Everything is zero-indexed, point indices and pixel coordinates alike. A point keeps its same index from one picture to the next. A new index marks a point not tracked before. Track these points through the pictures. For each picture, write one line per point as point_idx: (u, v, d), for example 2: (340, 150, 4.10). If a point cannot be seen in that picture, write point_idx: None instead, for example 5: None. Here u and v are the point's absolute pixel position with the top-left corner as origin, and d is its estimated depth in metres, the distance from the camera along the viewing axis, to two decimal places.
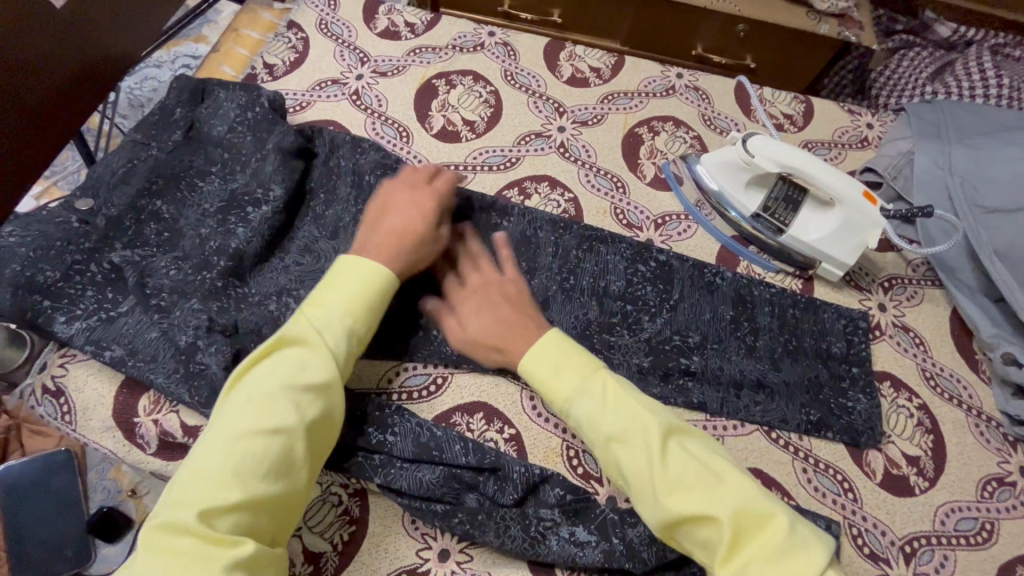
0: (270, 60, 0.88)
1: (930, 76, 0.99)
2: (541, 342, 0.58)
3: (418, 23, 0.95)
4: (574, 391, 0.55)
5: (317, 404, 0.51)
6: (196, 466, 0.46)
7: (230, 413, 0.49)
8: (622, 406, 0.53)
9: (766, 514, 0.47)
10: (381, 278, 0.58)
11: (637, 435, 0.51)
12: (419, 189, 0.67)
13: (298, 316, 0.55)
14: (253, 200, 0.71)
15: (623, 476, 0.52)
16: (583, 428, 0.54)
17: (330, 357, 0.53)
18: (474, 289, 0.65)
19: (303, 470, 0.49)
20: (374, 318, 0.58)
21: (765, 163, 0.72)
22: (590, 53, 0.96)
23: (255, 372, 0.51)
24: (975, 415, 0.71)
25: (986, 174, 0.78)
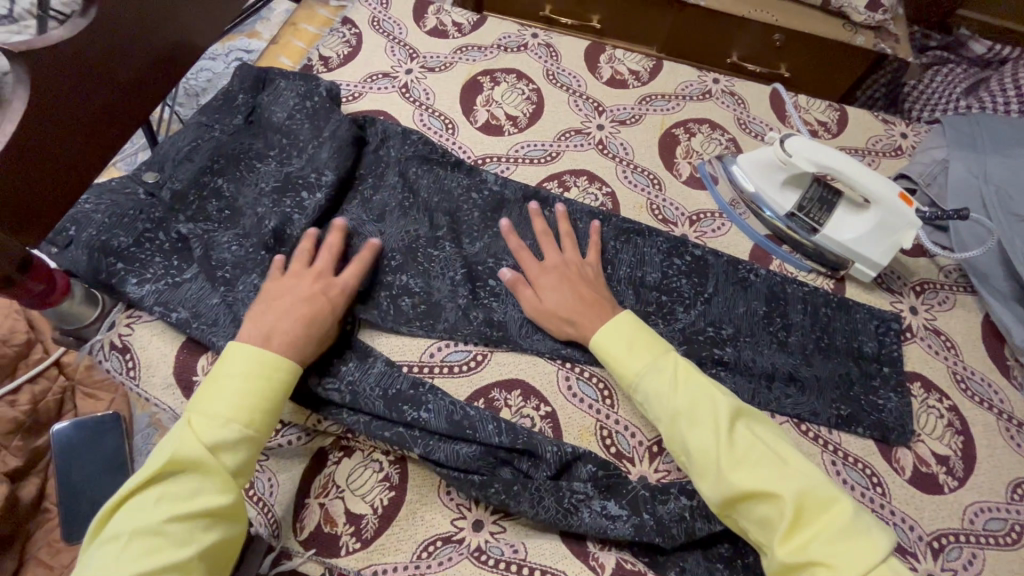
0: (326, 53, 0.93)
1: (963, 93, 1.03)
2: (614, 321, 0.65)
3: (465, 23, 1.00)
4: (646, 368, 0.61)
5: (211, 529, 0.50)
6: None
7: (109, 555, 0.47)
8: (689, 386, 0.59)
9: (827, 500, 0.51)
10: (270, 378, 0.56)
11: (705, 411, 0.57)
12: (322, 283, 0.65)
13: (181, 431, 0.53)
14: (307, 183, 0.75)
15: (687, 451, 0.57)
16: (650, 404, 0.60)
17: (222, 480, 0.51)
18: (549, 266, 0.71)
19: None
20: (268, 417, 0.56)
21: (802, 163, 0.73)
22: (629, 56, 0.99)
23: (138, 504, 0.49)
24: (1005, 419, 0.71)
25: (1021, 185, 0.79)
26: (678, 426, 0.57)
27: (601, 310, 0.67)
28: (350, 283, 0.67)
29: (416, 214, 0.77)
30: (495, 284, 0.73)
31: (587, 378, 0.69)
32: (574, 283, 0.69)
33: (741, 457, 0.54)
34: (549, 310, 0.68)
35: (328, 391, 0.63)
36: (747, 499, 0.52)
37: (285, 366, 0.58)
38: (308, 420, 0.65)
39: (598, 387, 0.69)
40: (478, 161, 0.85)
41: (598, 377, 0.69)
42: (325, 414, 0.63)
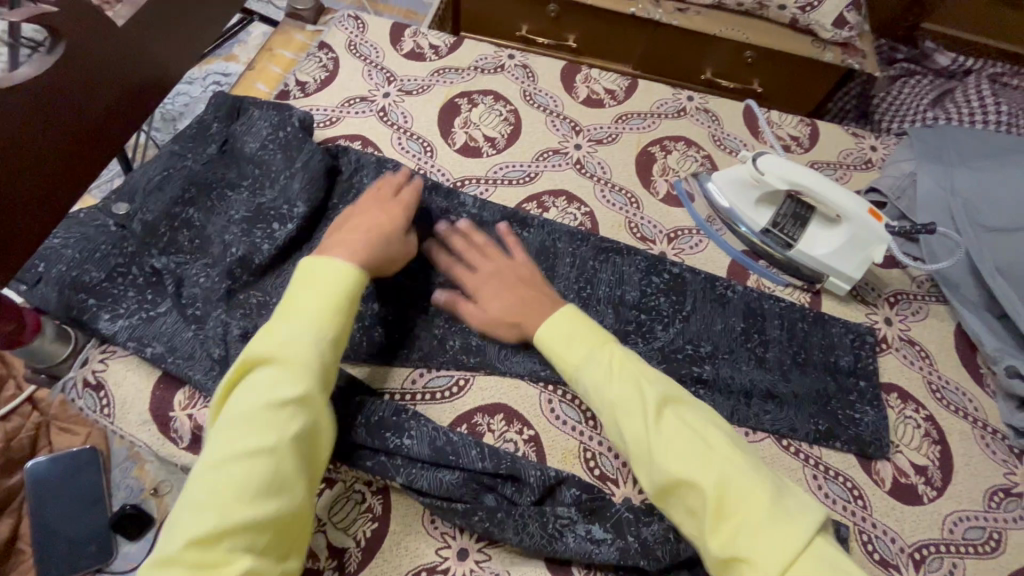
0: (302, 78, 0.93)
1: (930, 103, 1.11)
2: (556, 315, 0.65)
3: (441, 45, 1.01)
4: (582, 358, 0.62)
5: (296, 417, 0.53)
6: (187, 496, 0.49)
7: (213, 440, 0.51)
8: (622, 374, 0.59)
9: (750, 489, 0.51)
10: (341, 279, 0.60)
11: (636, 400, 0.57)
12: (386, 202, 0.70)
13: (264, 334, 0.57)
14: (279, 215, 0.74)
15: (623, 442, 0.58)
16: (589, 395, 0.61)
17: (302, 369, 0.55)
18: (486, 273, 0.71)
19: (298, 477, 0.51)
20: (343, 318, 0.60)
21: (773, 180, 0.75)
22: (605, 76, 1.00)
23: (234, 399, 0.54)
24: (980, 426, 0.72)
25: (985, 196, 0.81)
26: (612, 417, 0.58)
27: (534, 310, 0.67)
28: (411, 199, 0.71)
29: None
30: None
31: (570, 400, 0.69)
32: (514, 286, 0.70)
33: (668, 445, 0.55)
34: (489, 323, 0.69)
35: None
36: (675, 489, 0.53)
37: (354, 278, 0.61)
38: None
39: (580, 409, 0.69)
40: (457, 183, 0.85)
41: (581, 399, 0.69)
42: None
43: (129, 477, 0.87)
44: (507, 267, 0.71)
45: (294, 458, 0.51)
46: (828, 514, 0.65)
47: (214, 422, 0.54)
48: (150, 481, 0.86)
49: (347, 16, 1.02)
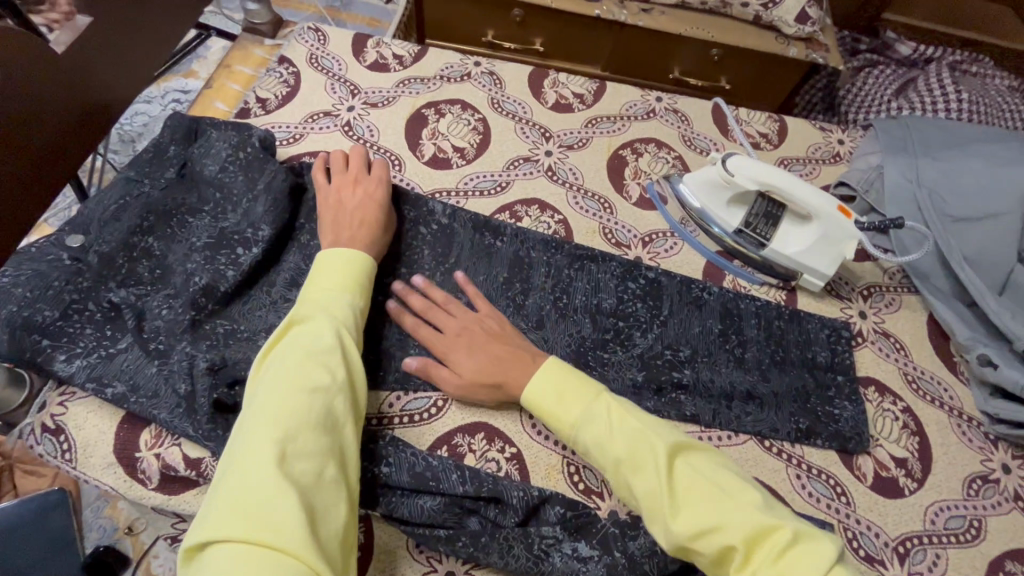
0: (263, 94, 0.91)
1: (894, 93, 1.13)
2: (540, 372, 0.63)
3: (406, 55, 0.99)
4: (581, 416, 0.60)
5: (342, 365, 0.57)
6: (246, 434, 0.50)
7: (265, 386, 0.54)
8: (624, 430, 0.58)
9: (769, 525, 0.51)
10: (363, 259, 0.67)
11: (646, 456, 0.56)
12: (362, 182, 0.75)
13: (303, 301, 0.62)
14: (243, 239, 0.72)
15: (634, 496, 0.56)
16: (593, 453, 0.59)
17: (342, 326, 0.60)
18: (455, 334, 0.68)
19: (349, 419, 0.55)
20: (368, 293, 0.66)
21: (744, 181, 0.75)
22: (573, 79, 0.99)
23: (281, 351, 0.57)
24: (956, 415, 0.73)
25: (952, 185, 0.81)
26: (622, 477, 0.57)
27: (517, 363, 0.65)
28: (381, 175, 0.77)
29: None
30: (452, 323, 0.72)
31: None
32: (484, 343, 0.67)
33: (683, 498, 0.54)
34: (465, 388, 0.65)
35: None
36: (698, 543, 0.51)
37: (364, 257, 0.67)
38: None
39: None
40: (428, 196, 0.83)
41: None
42: None
43: (101, 517, 0.85)
44: (472, 323, 0.69)
45: (346, 399, 0.56)
46: (813, 513, 0.65)
47: (257, 375, 0.56)
48: (122, 522, 0.83)
49: (306, 28, 0.99)
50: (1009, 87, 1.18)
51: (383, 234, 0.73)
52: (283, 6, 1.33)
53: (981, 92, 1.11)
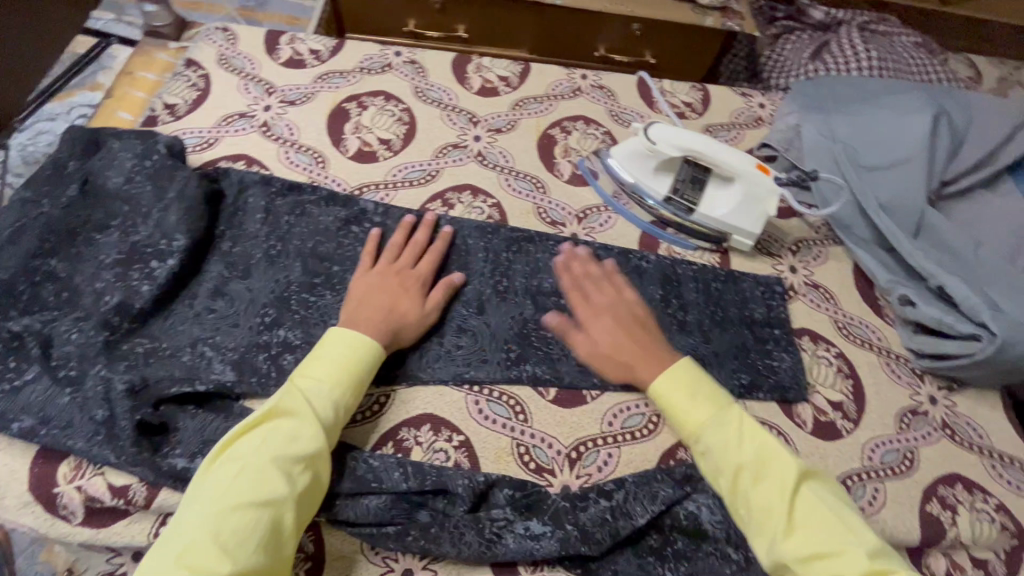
0: (170, 100, 0.86)
1: (811, 56, 1.17)
2: (674, 367, 0.65)
3: (322, 49, 0.95)
4: (710, 422, 0.61)
5: (303, 476, 0.55)
6: (181, 539, 0.50)
7: (217, 486, 0.53)
8: (754, 445, 0.59)
9: (889, 566, 0.52)
10: (367, 349, 0.63)
11: (777, 472, 0.57)
12: (398, 274, 0.70)
13: (290, 387, 0.59)
14: (157, 251, 0.68)
15: (747, 508, 0.57)
16: (712, 459, 0.60)
17: (318, 428, 0.57)
18: (599, 308, 0.71)
19: (293, 536, 0.53)
20: (360, 390, 0.62)
21: (667, 148, 0.76)
22: (497, 63, 0.98)
23: (249, 445, 0.55)
24: (885, 354, 0.77)
25: (864, 138, 0.84)
26: (742, 487, 0.57)
27: (654, 355, 0.67)
28: (421, 268, 0.72)
29: (291, 262, 0.73)
30: None
31: (499, 397, 0.68)
32: (626, 325, 0.69)
33: (802, 522, 0.55)
34: (595, 361, 0.68)
35: None
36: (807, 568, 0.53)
37: (372, 355, 0.63)
38: None
39: (509, 405, 0.67)
40: (355, 191, 0.81)
41: (508, 395, 0.68)
42: None
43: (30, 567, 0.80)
44: (620, 303, 0.71)
45: (295, 516, 0.53)
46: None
47: (216, 463, 0.55)
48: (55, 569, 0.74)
49: (214, 29, 0.95)
50: (916, 43, 1.23)
51: (407, 330, 0.67)
52: (192, 9, 1.27)
53: (888, 50, 1.16)
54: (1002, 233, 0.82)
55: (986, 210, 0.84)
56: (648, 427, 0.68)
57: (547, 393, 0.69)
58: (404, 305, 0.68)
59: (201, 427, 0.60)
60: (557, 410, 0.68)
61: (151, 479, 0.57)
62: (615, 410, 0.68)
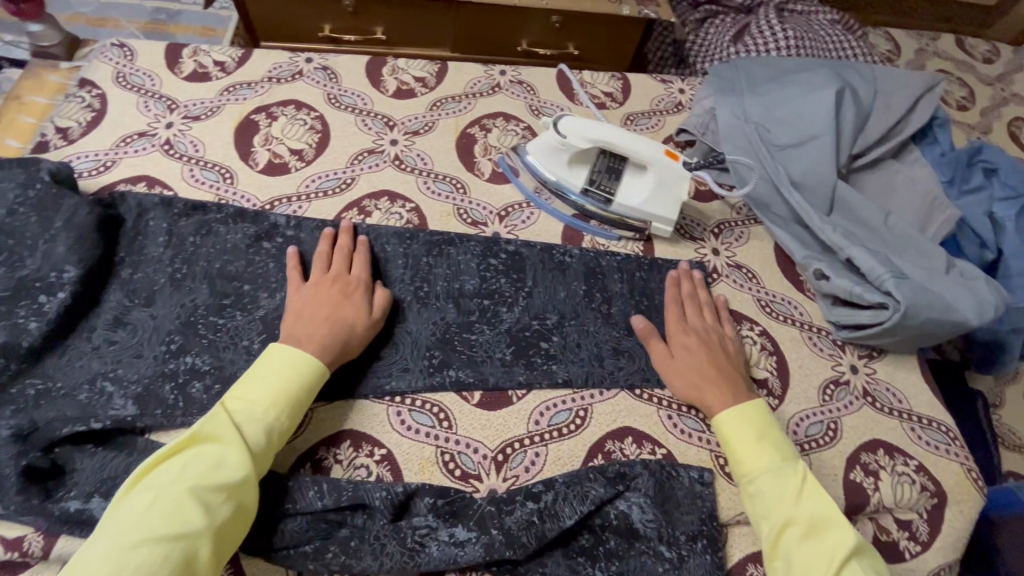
0: (63, 123, 0.82)
1: (732, 38, 1.18)
2: (746, 408, 0.65)
3: (228, 60, 0.91)
4: (767, 470, 0.61)
5: (225, 505, 0.52)
6: (81, 574, 0.46)
7: (129, 516, 0.49)
8: (809, 503, 0.58)
9: None
10: (303, 367, 0.61)
11: (829, 535, 0.56)
12: (337, 281, 0.69)
13: (219, 409, 0.57)
14: (46, 285, 0.64)
15: (785, 562, 0.56)
16: (762, 505, 0.60)
17: (247, 454, 0.54)
18: (687, 329, 0.72)
19: (206, 574, 0.49)
20: (296, 412, 0.60)
21: (577, 140, 0.77)
22: (412, 64, 0.96)
23: (170, 471, 0.52)
24: (808, 329, 0.78)
25: (776, 117, 0.85)
26: (787, 540, 0.57)
27: (731, 388, 0.67)
28: (360, 273, 0.70)
29: (198, 284, 0.70)
30: None
31: (422, 406, 0.66)
32: (714, 350, 0.70)
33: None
34: (670, 379, 0.69)
35: None
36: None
37: (311, 367, 0.61)
38: None
39: (433, 413, 0.66)
40: (266, 206, 0.78)
41: (431, 403, 0.66)
42: None
43: None
44: (708, 332, 0.72)
45: (212, 548, 0.50)
46: (693, 460, 0.66)
47: (132, 490, 0.51)
48: None
49: (108, 45, 0.90)
50: (832, 20, 1.26)
51: (359, 335, 0.66)
52: (97, 26, 1.21)
53: (805, 28, 1.18)
54: (911, 202, 0.85)
55: (896, 178, 0.87)
56: (576, 422, 0.67)
57: (472, 397, 0.67)
58: (353, 312, 0.66)
59: (100, 466, 0.57)
60: (482, 414, 0.67)
61: (46, 527, 0.54)
62: (541, 408, 0.68)
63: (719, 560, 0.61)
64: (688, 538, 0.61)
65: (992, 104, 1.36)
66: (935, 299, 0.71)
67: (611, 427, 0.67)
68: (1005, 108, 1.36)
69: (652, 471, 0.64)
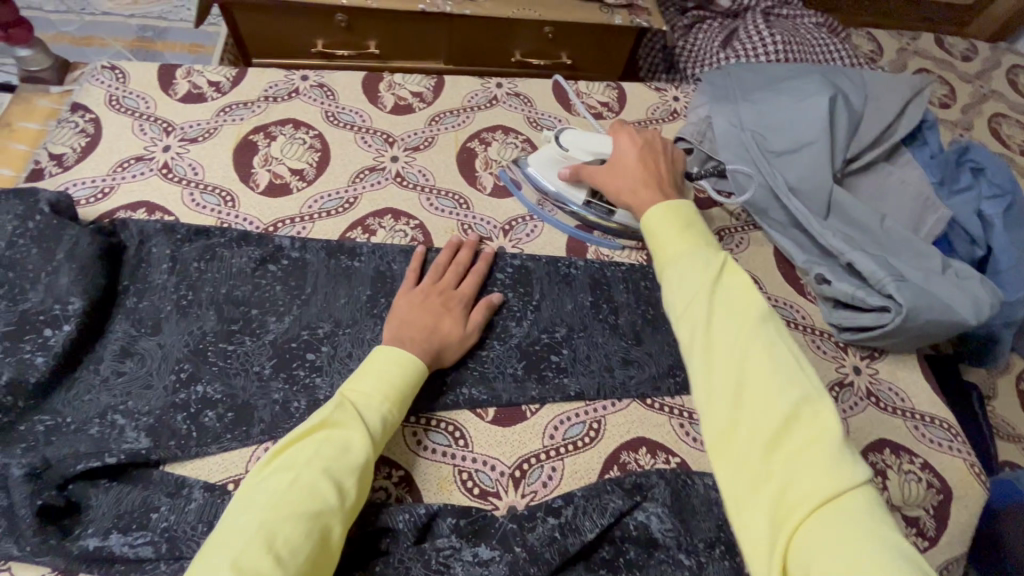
0: (56, 149, 0.80)
1: (721, 44, 1.19)
2: (672, 204, 0.65)
3: (222, 80, 0.90)
4: (687, 255, 0.60)
5: (352, 488, 0.53)
6: (230, 546, 0.46)
7: (268, 493, 0.50)
8: (728, 279, 0.56)
9: (823, 415, 0.47)
10: (416, 368, 0.62)
11: (742, 303, 0.54)
12: (446, 293, 0.71)
13: (340, 398, 0.58)
14: (51, 318, 0.63)
15: (697, 327, 0.54)
16: (679, 282, 0.58)
17: (369, 441, 0.56)
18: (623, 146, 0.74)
19: (336, 553, 0.51)
20: (405, 408, 0.61)
21: (579, 153, 0.79)
22: (409, 78, 0.96)
23: (302, 453, 0.53)
24: (811, 332, 0.80)
25: (771, 124, 0.86)
26: (699, 312, 0.55)
27: (658, 190, 0.69)
28: (470, 290, 0.72)
29: (205, 311, 0.69)
30: (316, 357, 0.68)
31: (438, 426, 0.66)
32: (649, 161, 0.72)
33: (753, 350, 0.51)
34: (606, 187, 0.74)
35: (135, 547, 0.54)
36: (737, 384, 0.50)
37: (418, 376, 0.62)
38: None
39: (449, 432, 0.66)
40: (270, 228, 0.78)
41: (447, 422, 0.67)
42: (141, 574, 0.53)
43: None
44: (650, 149, 0.74)
45: (342, 528, 0.51)
46: (707, 467, 0.67)
47: (267, 470, 0.52)
48: None
49: (99, 67, 0.88)
50: (817, 23, 1.28)
51: (446, 351, 0.67)
52: (82, 45, 1.19)
53: (793, 33, 1.20)
54: (903, 204, 0.87)
55: (887, 182, 0.89)
56: (590, 435, 0.68)
57: (486, 414, 0.68)
58: (452, 326, 0.68)
59: (117, 501, 0.56)
60: (498, 431, 0.67)
61: (64, 567, 0.53)
62: (556, 422, 0.68)
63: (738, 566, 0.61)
64: (707, 544, 0.61)
65: (973, 101, 1.39)
66: (934, 301, 0.73)
67: (625, 438, 0.68)
68: (986, 104, 1.39)
69: (668, 480, 0.64)
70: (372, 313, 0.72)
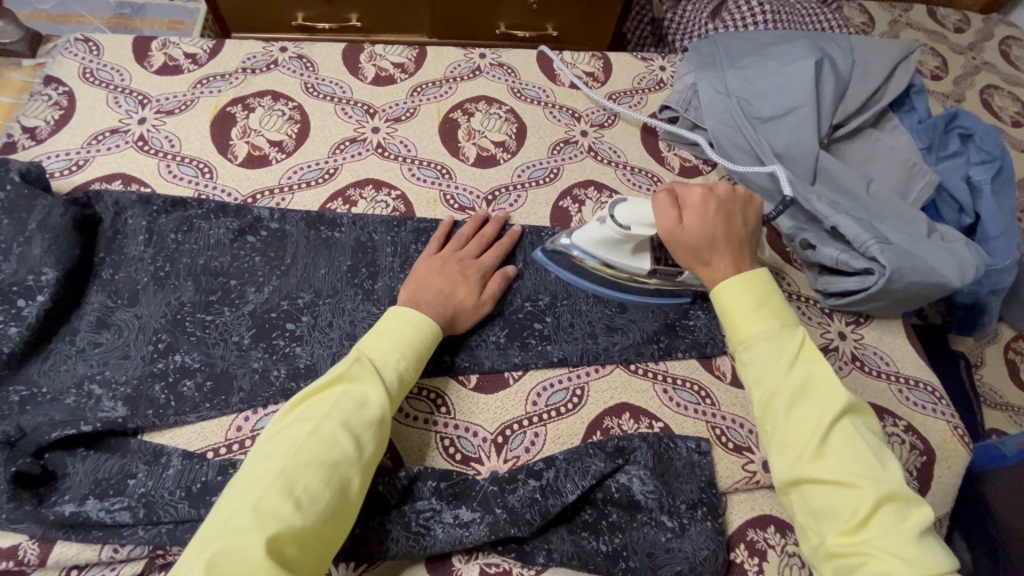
0: (28, 122, 0.79)
1: (710, 15, 1.17)
2: (743, 279, 0.59)
3: (199, 52, 0.88)
4: (763, 337, 0.55)
5: (370, 442, 0.52)
6: (250, 490, 0.46)
7: (287, 442, 0.49)
8: (804, 369, 0.53)
9: (906, 508, 0.47)
10: (427, 327, 0.61)
11: (821, 397, 0.52)
12: (466, 263, 0.70)
13: (354, 355, 0.57)
14: (24, 289, 0.63)
15: (775, 423, 0.53)
16: (754, 372, 0.55)
17: (386, 395, 0.55)
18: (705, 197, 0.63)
19: (356, 502, 0.50)
20: (420, 364, 0.60)
21: (641, 229, 0.65)
22: (390, 49, 0.94)
23: (318, 407, 0.52)
24: (796, 299, 0.79)
25: (758, 91, 0.85)
26: (775, 407, 0.53)
27: (737, 256, 0.61)
28: (493, 264, 0.72)
29: (182, 282, 0.68)
30: (296, 327, 0.67)
31: (421, 394, 0.66)
32: (730, 223, 0.63)
33: (831, 451, 0.50)
34: (675, 236, 0.62)
35: (112, 512, 0.54)
36: (823, 484, 0.49)
37: (432, 339, 0.62)
38: (102, 551, 0.54)
39: (432, 400, 0.66)
40: (249, 200, 0.77)
41: (429, 390, 0.66)
42: (119, 540, 0.53)
43: None
44: (733, 199, 0.64)
45: (361, 480, 0.51)
46: (690, 430, 0.67)
47: (284, 423, 0.51)
48: None
49: (73, 40, 0.87)
50: None
51: (457, 318, 0.66)
52: (59, 22, 1.17)
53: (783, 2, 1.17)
54: (890, 170, 0.86)
55: (876, 148, 0.87)
56: (572, 401, 0.68)
57: (469, 380, 0.67)
58: (468, 294, 0.67)
59: (93, 469, 0.56)
60: (480, 398, 0.67)
61: (41, 534, 0.53)
62: (539, 388, 0.68)
63: (719, 527, 0.61)
64: (689, 505, 0.62)
65: (964, 72, 1.38)
66: (918, 262, 0.72)
67: (608, 405, 0.68)
68: (978, 76, 1.38)
69: (650, 444, 0.64)
70: (352, 283, 0.71)
